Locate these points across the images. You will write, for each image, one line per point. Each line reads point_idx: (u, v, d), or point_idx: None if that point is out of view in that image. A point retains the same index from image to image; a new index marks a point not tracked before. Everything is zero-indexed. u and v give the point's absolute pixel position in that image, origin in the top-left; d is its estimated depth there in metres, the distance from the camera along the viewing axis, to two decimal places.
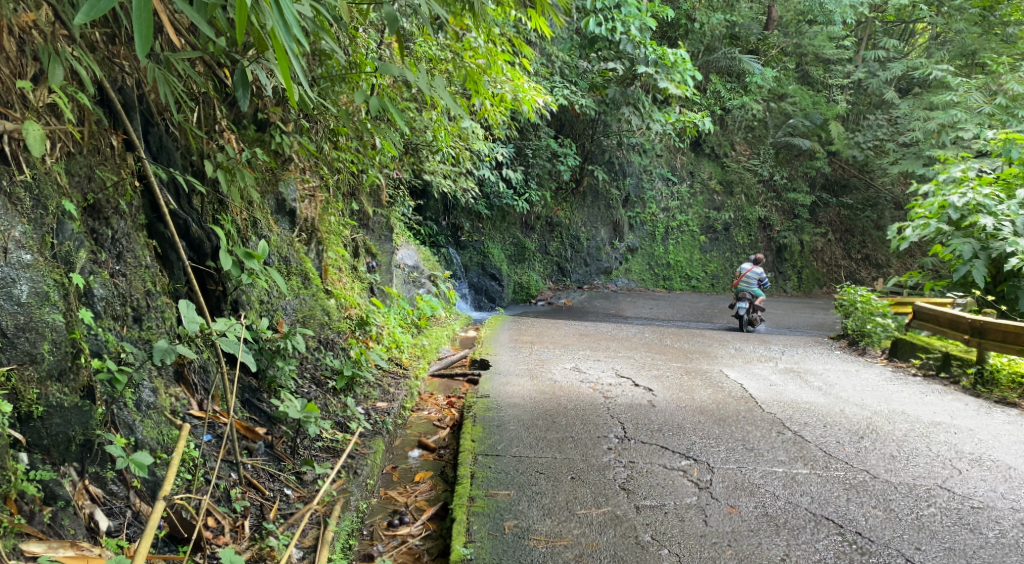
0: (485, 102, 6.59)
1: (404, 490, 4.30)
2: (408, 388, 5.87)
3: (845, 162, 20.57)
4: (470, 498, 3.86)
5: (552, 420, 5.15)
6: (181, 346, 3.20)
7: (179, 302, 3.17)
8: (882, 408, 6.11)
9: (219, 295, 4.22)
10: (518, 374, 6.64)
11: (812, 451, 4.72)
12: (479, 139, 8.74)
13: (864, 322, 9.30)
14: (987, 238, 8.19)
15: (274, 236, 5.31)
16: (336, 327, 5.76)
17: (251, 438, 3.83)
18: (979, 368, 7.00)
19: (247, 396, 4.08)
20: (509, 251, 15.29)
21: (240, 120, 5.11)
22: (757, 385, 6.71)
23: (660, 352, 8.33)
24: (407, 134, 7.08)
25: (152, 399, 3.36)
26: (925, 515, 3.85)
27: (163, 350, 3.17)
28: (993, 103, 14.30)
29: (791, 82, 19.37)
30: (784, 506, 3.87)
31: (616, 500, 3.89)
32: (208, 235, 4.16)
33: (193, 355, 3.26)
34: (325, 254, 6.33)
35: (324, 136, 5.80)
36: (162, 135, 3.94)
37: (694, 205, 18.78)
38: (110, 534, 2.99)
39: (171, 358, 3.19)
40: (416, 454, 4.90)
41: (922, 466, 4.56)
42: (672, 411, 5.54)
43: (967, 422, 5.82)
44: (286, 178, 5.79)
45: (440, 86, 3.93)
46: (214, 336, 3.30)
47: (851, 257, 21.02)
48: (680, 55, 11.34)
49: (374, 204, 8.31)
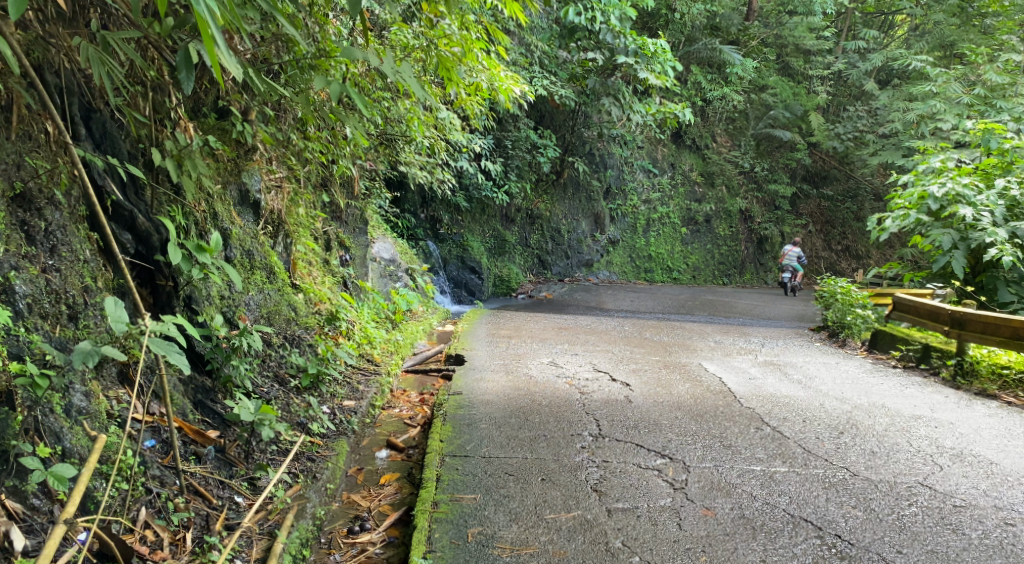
0: (459, 91, 6.42)
1: (368, 494, 4.11)
2: (378, 386, 5.67)
3: (825, 153, 20.68)
4: (433, 503, 3.68)
5: (524, 418, 4.98)
6: (105, 348, 2.85)
7: (105, 300, 2.95)
8: (862, 402, 5.99)
9: (170, 291, 3.99)
10: (493, 369, 6.45)
11: (790, 448, 4.58)
12: (456, 129, 8.55)
13: (844, 314, 9.23)
14: (966, 229, 8.09)
15: (236, 228, 5.10)
16: (303, 323, 5.55)
17: (200, 443, 3.65)
18: (959, 360, 6.92)
19: (199, 397, 3.90)
20: (489, 243, 15.03)
21: (198, 108, 4.93)
22: (737, 379, 6.58)
23: (639, 346, 8.17)
24: (380, 125, 6.87)
25: (85, 404, 3.16)
26: (906, 515, 3.72)
27: (86, 352, 2.83)
28: (971, 94, 14.33)
29: (772, 73, 19.31)
30: (761, 507, 3.72)
31: (586, 503, 3.72)
32: (156, 228, 3.95)
33: (121, 358, 2.90)
34: (293, 247, 6.10)
35: (292, 125, 5.62)
36: (105, 121, 3.79)
37: (675, 197, 18.67)
38: (29, 554, 2.77)
39: (94, 361, 2.84)
40: (383, 454, 4.70)
41: (902, 463, 4.43)
42: (649, 407, 5.39)
43: (948, 415, 5.72)
44: (250, 169, 5.55)
45: (406, 72, 3.78)
46: (144, 339, 2.96)
47: (832, 249, 21.13)
48: (660, 45, 11.30)
49: (347, 196, 8.07)
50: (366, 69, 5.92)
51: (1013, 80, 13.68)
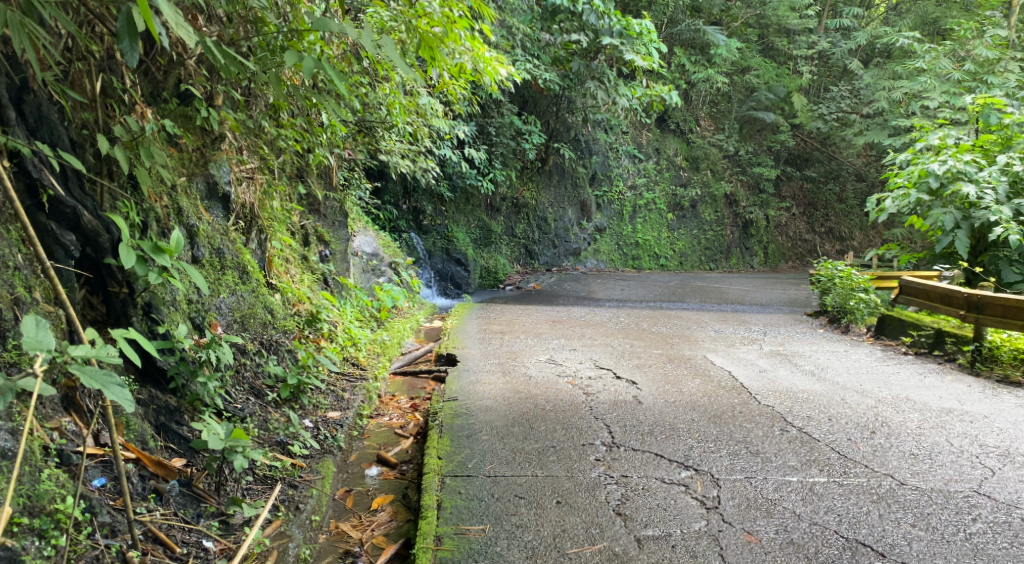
0: (442, 72, 5.91)
1: (359, 522, 3.65)
2: (365, 393, 5.17)
3: (808, 134, 20.36)
4: (436, 539, 3.25)
5: (528, 426, 4.50)
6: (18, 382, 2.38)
7: (24, 319, 2.49)
8: (885, 396, 5.56)
9: (124, 299, 3.51)
10: (488, 370, 5.96)
11: (825, 454, 4.14)
12: (438, 114, 7.98)
13: (846, 299, 8.75)
14: (967, 207, 7.65)
15: (204, 225, 4.58)
16: (281, 327, 5.02)
17: (162, 477, 3.19)
18: (977, 346, 6.51)
19: (162, 420, 3.44)
20: (474, 234, 14.41)
21: (158, 92, 4.34)
22: (747, 372, 6.14)
23: (639, 338, 7.70)
24: (358, 110, 6.31)
25: (10, 444, 2.67)
26: (975, 535, 3.34)
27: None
28: (961, 69, 13.92)
29: (754, 54, 18.85)
30: (809, 529, 3.33)
31: (613, 532, 3.30)
32: (106, 227, 3.45)
33: (43, 392, 2.44)
34: (268, 243, 5.52)
35: (264, 111, 5.16)
36: (41, 104, 3.33)
37: (660, 182, 18.23)
38: None
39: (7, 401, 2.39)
40: (374, 472, 4.21)
41: (950, 467, 4.02)
42: (661, 408, 4.95)
43: (979, 408, 5.32)
44: (218, 159, 4.99)
45: (389, 46, 3.25)
46: (72, 366, 2.44)
47: (815, 231, 20.98)
48: (645, 25, 10.90)
49: (325, 187, 7.47)
50: (340, 49, 5.39)
51: (1002, 54, 13.31)
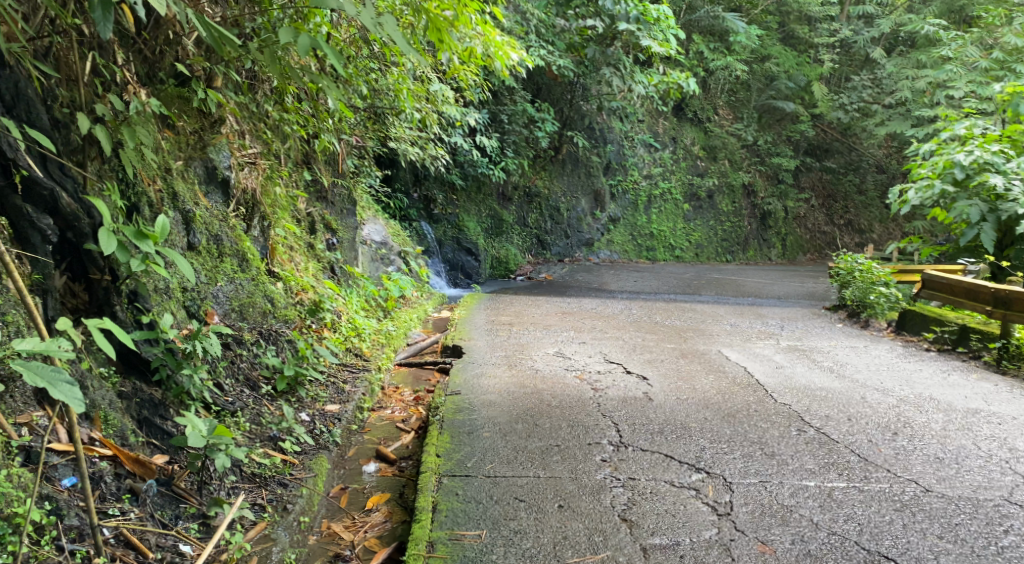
0: (451, 56, 5.66)
1: (351, 523, 3.49)
2: (368, 386, 4.98)
3: (828, 125, 19.96)
4: (429, 545, 3.08)
5: (532, 423, 4.30)
6: None
7: None
8: (907, 395, 5.32)
9: (106, 287, 3.35)
10: (494, 363, 5.76)
11: (845, 457, 3.92)
12: (449, 100, 7.75)
13: (866, 292, 8.44)
14: (994, 199, 7.36)
15: (200, 210, 4.42)
16: (282, 316, 4.82)
17: (140, 476, 3.06)
18: (1004, 343, 6.23)
19: (145, 414, 3.29)
20: (486, 224, 14.22)
21: (154, 73, 4.10)
22: (763, 368, 5.90)
23: (652, 331, 7.48)
24: (365, 94, 6.09)
25: None
26: (1006, 547, 3.14)
27: None
28: (989, 57, 13.46)
29: (774, 41, 18.42)
30: (828, 540, 3.13)
31: (617, 539, 3.12)
32: (86, 211, 3.29)
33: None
34: (271, 231, 5.33)
35: (268, 96, 4.97)
36: (17, 79, 3.17)
37: (676, 172, 17.89)
38: None
39: None
40: (371, 469, 4.03)
41: (978, 473, 3.79)
42: (674, 406, 4.73)
43: (1006, 409, 5.07)
44: (217, 143, 4.81)
45: (389, 23, 3.01)
46: (15, 362, 2.36)
47: (834, 223, 20.57)
48: (662, 10, 10.55)
49: (333, 173, 7.27)
50: (347, 31, 5.10)
51: None
